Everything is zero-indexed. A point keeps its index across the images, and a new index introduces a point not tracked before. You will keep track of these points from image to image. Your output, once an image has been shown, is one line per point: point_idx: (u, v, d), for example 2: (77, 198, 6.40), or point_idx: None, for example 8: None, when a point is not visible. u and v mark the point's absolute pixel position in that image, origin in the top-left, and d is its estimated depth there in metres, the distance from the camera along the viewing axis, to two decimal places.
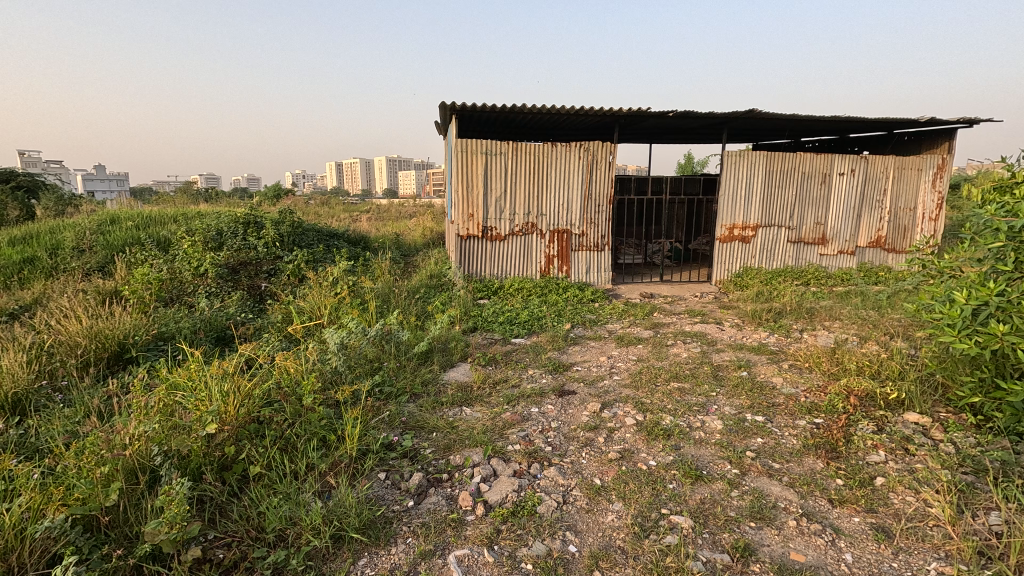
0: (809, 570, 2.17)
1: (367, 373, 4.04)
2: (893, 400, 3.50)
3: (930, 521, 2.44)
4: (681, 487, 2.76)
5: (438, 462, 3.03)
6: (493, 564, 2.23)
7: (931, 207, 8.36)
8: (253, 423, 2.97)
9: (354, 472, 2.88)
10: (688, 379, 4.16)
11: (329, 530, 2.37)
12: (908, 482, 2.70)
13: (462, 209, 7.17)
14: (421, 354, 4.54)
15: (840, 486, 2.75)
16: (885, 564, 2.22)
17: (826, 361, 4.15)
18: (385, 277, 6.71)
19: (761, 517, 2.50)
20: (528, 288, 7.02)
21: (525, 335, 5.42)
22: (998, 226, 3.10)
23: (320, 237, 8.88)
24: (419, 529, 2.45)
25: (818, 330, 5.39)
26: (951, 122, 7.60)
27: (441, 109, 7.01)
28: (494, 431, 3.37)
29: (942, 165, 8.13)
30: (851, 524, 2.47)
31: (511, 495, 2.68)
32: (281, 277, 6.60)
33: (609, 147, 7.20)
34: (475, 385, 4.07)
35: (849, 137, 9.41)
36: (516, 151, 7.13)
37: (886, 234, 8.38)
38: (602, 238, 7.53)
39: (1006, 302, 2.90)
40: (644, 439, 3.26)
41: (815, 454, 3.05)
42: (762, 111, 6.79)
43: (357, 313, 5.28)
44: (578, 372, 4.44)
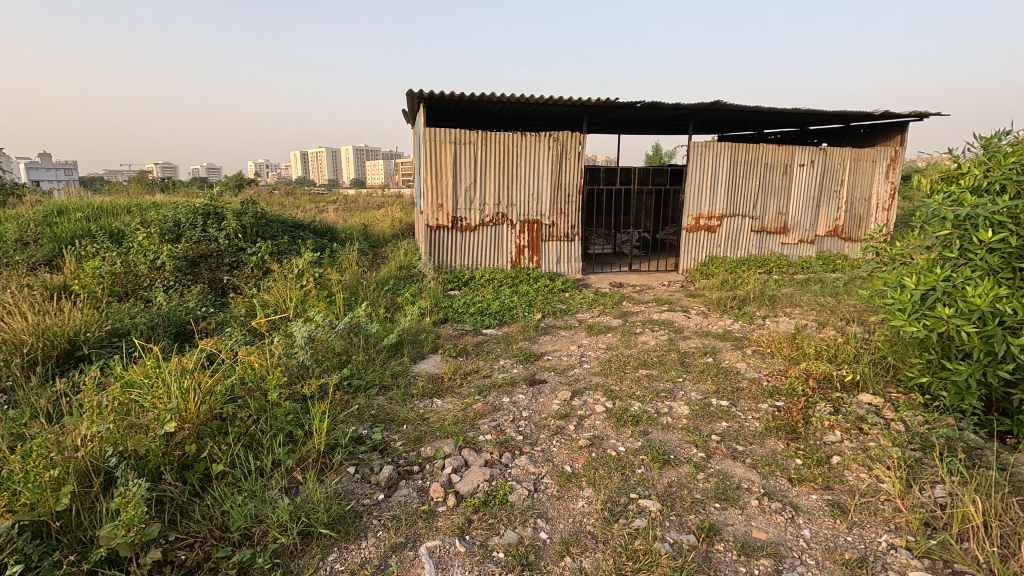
0: (770, 547, 2.25)
1: (335, 367, 3.98)
2: (848, 381, 3.67)
3: (881, 495, 2.57)
4: (649, 471, 2.82)
5: (409, 455, 3.00)
6: (465, 554, 2.23)
7: (884, 198, 8.73)
8: (216, 421, 2.89)
9: (323, 468, 2.84)
10: (655, 366, 4.25)
11: (297, 527, 2.33)
12: (862, 460, 2.84)
13: (431, 199, 7.07)
14: (390, 346, 4.50)
15: (799, 465, 2.86)
16: (840, 538, 2.32)
17: (787, 346, 4.30)
18: (353, 269, 6.58)
19: (726, 498, 2.58)
20: (500, 279, 7.01)
21: (496, 325, 5.42)
22: (944, 214, 3.26)
23: (284, 228, 8.63)
24: (390, 522, 2.43)
25: (779, 316, 5.58)
26: (904, 115, 7.91)
27: (408, 97, 6.87)
28: (465, 422, 3.36)
29: (895, 157, 8.48)
30: (809, 501, 2.58)
31: (482, 485, 2.68)
32: (244, 269, 6.39)
33: (578, 138, 7.23)
34: (446, 376, 4.05)
35: (809, 129, 9.70)
36: (485, 140, 7.08)
37: (843, 223, 8.71)
38: (573, 228, 7.58)
39: (951, 287, 3.07)
40: (613, 426, 3.32)
41: (777, 436, 3.16)
42: (727, 103, 6.92)
43: (324, 306, 5.17)
44: (549, 362, 4.47)
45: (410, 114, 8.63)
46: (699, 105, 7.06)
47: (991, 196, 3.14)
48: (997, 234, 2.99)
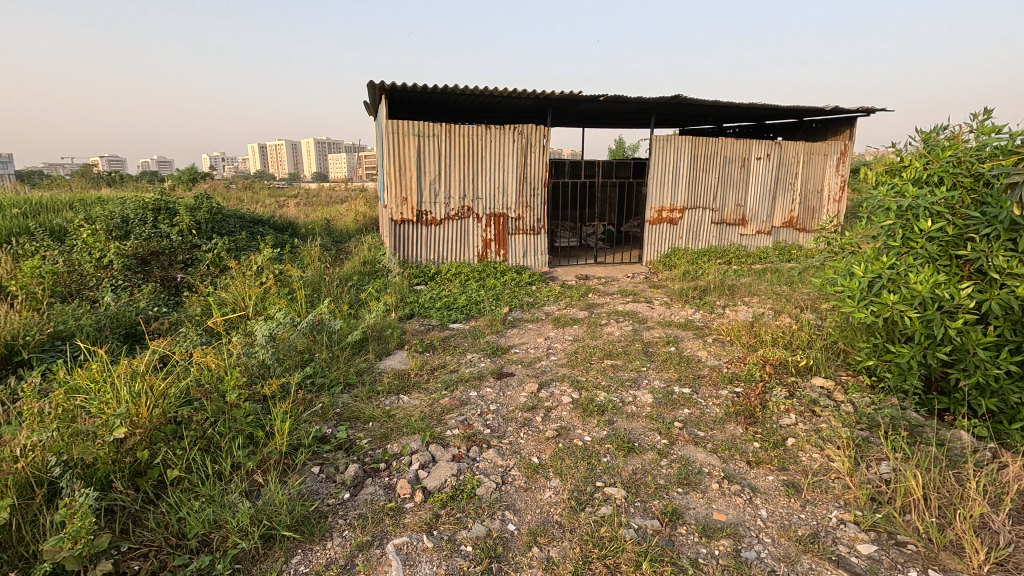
0: (729, 527, 2.34)
1: (297, 366, 3.87)
2: (803, 366, 3.82)
3: (832, 474, 2.69)
4: (614, 459, 2.87)
5: (375, 452, 2.96)
6: (433, 550, 2.22)
7: (835, 190, 9.11)
8: (170, 425, 2.77)
9: (285, 469, 2.77)
10: (620, 357, 4.32)
11: (259, 531, 2.27)
12: (815, 441, 2.97)
13: (394, 192, 6.94)
14: (355, 343, 4.41)
15: (757, 448, 2.97)
16: (794, 516, 2.42)
17: (745, 334, 4.44)
18: (315, 265, 6.42)
19: (687, 483, 2.65)
20: (466, 273, 6.98)
21: (463, 319, 5.39)
22: (888, 205, 3.43)
23: (242, 223, 8.33)
24: (355, 521, 2.39)
25: (738, 305, 5.76)
26: (852, 110, 8.25)
27: (369, 88, 6.72)
28: (432, 417, 3.34)
29: (845, 151, 8.85)
30: (766, 482, 2.68)
31: (450, 480, 2.68)
32: (199, 267, 6.13)
33: (542, 131, 7.24)
34: (413, 372, 4.01)
35: (765, 123, 10.01)
36: (450, 133, 7.01)
37: (798, 214, 9.05)
38: (538, 221, 7.61)
39: (895, 274, 3.24)
40: (579, 416, 3.36)
41: (736, 420, 3.27)
42: (687, 97, 7.06)
43: (285, 303, 5.02)
44: (516, 355, 4.48)
45: (373, 106, 8.46)
46: (661, 99, 7.18)
47: (931, 187, 3.31)
48: (936, 224, 3.17)
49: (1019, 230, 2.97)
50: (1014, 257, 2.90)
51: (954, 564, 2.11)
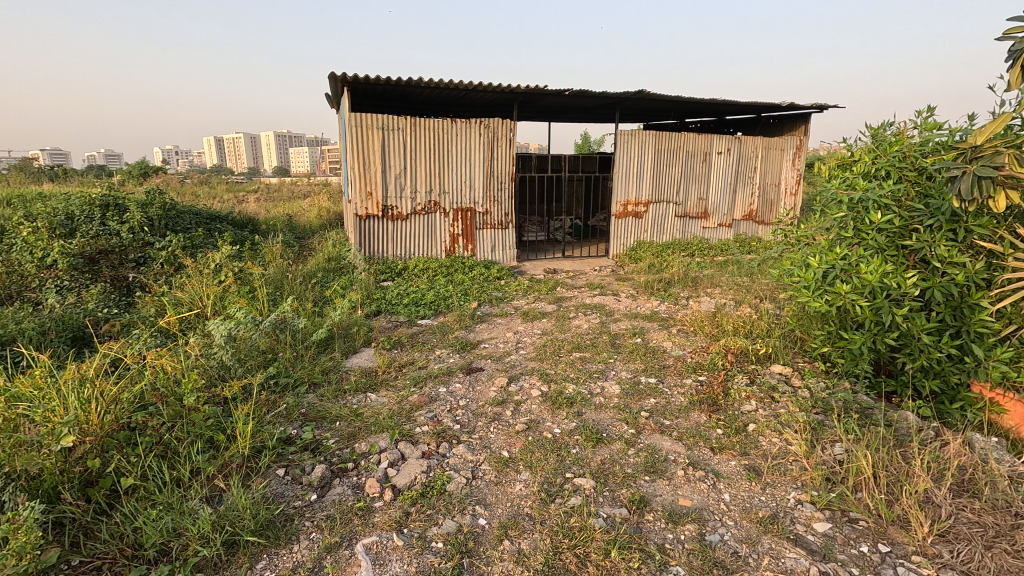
0: (694, 512, 2.41)
1: (260, 366, 3.76)
2: (763, 354, 3.94)
3: (790, 457, 2.80)
4: (583, 450, 2.91)
5: (343, 452, 2.91)
6: (403, 548, 2.20)
7: (791, 183, 9.45)
8: (123, 431, 2.65)
9: (248, 472, 2.69)
10: (588, 349, 4.38)
11: (221, 537, 2.20)
12: (774, 426, 3.08)
13: (359, 187, 6.80)
14: (320, 341, 4.32)
15: (720, 435, 3.06)
16: (755, 499, 2.52)
17: (708, 325, 4.57)
18: (277, 262, 6.23)
19: (654, 471, 2.72)
20: (434, 268, 6.91)
21: (431, 315, 5.34)
22: (840, 198, 3.57)
23: (199, 220, 8.01)
24: (323, 523, 2.34)
25: (701, 296, 5.91)
26: (807, 107, 8.55)
27: (330, 80, 6.53)
28: (401, 415, 3.31)
29: (800, 146, 9.18)
30: (729, 467, 2.77)
31: (420, 477, 2.66)
32: (152, 266, 5.86)
33: (509, 124, 7.22)
34: (380, 369, 3.96)
35: (725, 119, 10.26)
36: (415, 127, 6.91)
37: (757, 207, 9.34)
38: (506, 216, 7.60)
39: (847, 264, 3.39)
40: (549, 409, 3.39)
41: (700, 409, 3.36)
42: (651, 92, 7.18)
43: (246, 302, 4.86)
44: (485, 349, 4.47)
45: (334, 99, 8.24)
46: (625, 94, 7.26)
47: (879, 181, 3.46)
48: (885, 216, 3.32)
49: (958, 221, 3.15)
50: (954, 247, 3.10)
51: (901, 537, 2.24)
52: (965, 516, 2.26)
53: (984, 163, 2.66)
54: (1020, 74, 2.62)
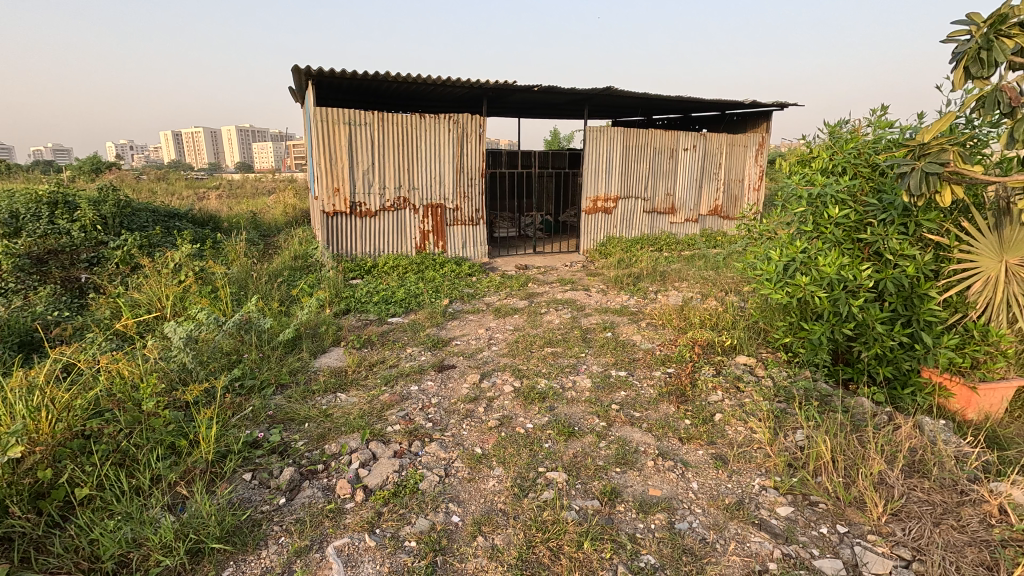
0: (663, 502, 2.46)
1: (224, 368, 3.65)
2: (728, 346, 4.05)
3: (755, 444, 2.89)
4: (556, 444, 2.94)
5: (312, 453, 2.85)
6: (375, 548, 2.18)
7: (754, 179, 9.73)
8: (77, 440, 2.52)
9: (213, 478, 2.61)
10: (560, 344, 4.41)
11: (185, 545, 2.12)
12: (739, 415, 3.17)
13: (326, 183, 6.64)
14: (287, 342, 4.22)
15: (687, 425, 3.14)
16: (722, 486, 2.59)
17: (676, 318, 4.66)
18: (240, 260, 6.04)
19: (625, 462, 2.77)
20: (404, 265, 6.83)
21: (402, 313, 5.28)
22: (800, 193, 3.69)
23: (156, 218, 7.70)
24: (292, 527, 2.29)
25: (669, 290, 6.03)
26: (768, 104, 8.81)
27: (294, 73, 6.36)
28: (372, 414, 3.26)
29: (762, 143, 9.45)
30: (696, 456, 2.84)
31: (392, 476, 2.63)
32: (107, 266, 5.60)
33: (478, 120, 7.19)
34: (350, 368, 3.89)
35: (691, 116, 10.47)
36: (382, 122, 6.80)
37: (721, 203, 9.58)
38: (476, 212, 7.58)
39: (807, 258, 3.52)
40: (521, 404, 3.40)
41: (668, 400, 3.43)
42: (619, 89, 7.27)
43: (208, 302, 4.70)
44: (457, 346, 4.45)
45: (299, 93, 8.04)
46: (593, 91, 7.32)
47: (835, 176, 3.59)
48: (841, 211, 3.45)
49: (909, 215, 3.30)
50: (904, 240, 3.25)
51: (858, 518, 2.34)
52: (916, 495, 2.38)
53: (931, 160, 2.77)
54: (963, 76, 2.73)
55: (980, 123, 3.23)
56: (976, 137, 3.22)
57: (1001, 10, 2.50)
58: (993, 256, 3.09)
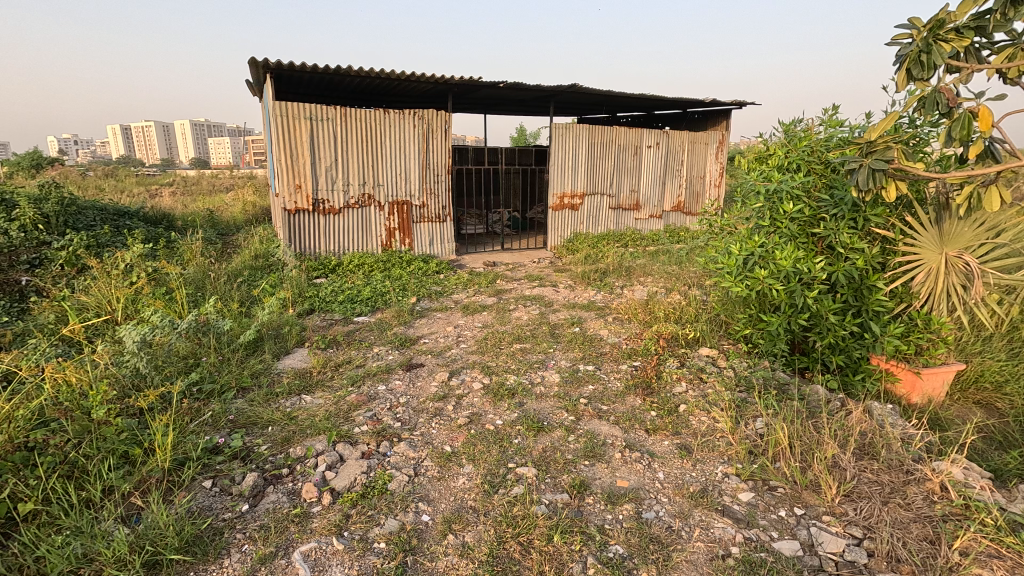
0: (631, 492, 2.51)
1: (181, 373, 3.50)
2: (691, 338, 4.16)
3: (717, 433, 2.98)
4: (525, 440, 2.96)
5: (276, 458, 2.78)
6: (343, 552, 2.14)
7: (715, 176, 10.00)
8: (19, 452, 2.38)
9: (170, 487, 2.51)
10: (529, 340, 4.43)
11: (140, 558, 2.03)
12: (703, 405, 3.27)
13: (286, 179, 6.45)
14: (248, 343, 4.09)
15: (653, 416, 3.21)
16: (687, 475, 2.66)
17: (641, 312, 4.76)
18: (196, 260, 5.80)
19: (594, 455, 2.80)
20: (370, 264, 6.72)
21: (368, 312, 5.20)
22: (759, 189, 3.82)
23: (104, 216, 7.31)
24: (256, 534, 2.23)
25: (635, 285, 6.14)
26: (728, 103, 9.07)
27: (251, 65, 6.14)
28: (338, 416, 3.20)
29: (722, 140, 9.71)
30: (662, 447, 2.91)
31: (359, 478, 2.59)
32: (50, 267, 5.29)
33: (443, 116, 7.13)
34: (315, 369, 3.81)
35: (654, 113, 10.66)
36: (345, 117, 6.66)
37: (684, 199, 9.81)
38: (443, 209, 7.52)
39: (765, 251, 3.65)
40: (490, 401, 3.40)
41: (635, 393, 3.50)
42: (584, 87, 7.34)
43: (162, 305, 4.51)
44: (425, 345, 4.41)
45: (257, 86, 7.77)
46: (559, 88, 7.36)
47: (790, 173, 3.73)
48: (796, 206, 3.59)
49: (858, 210, 3.47)
50: (854, 234, 3.41)
51: (813, 500, 2.45)
52: (866, 477, 2.50)
53: (877, 157, 2.90)
54: (906, 77, 2.83)
55: (922, 122, 3.40)
56: (919, 136, 3.41)
57: (939, 15, 2.64)
58: (934, 249, 3.26)
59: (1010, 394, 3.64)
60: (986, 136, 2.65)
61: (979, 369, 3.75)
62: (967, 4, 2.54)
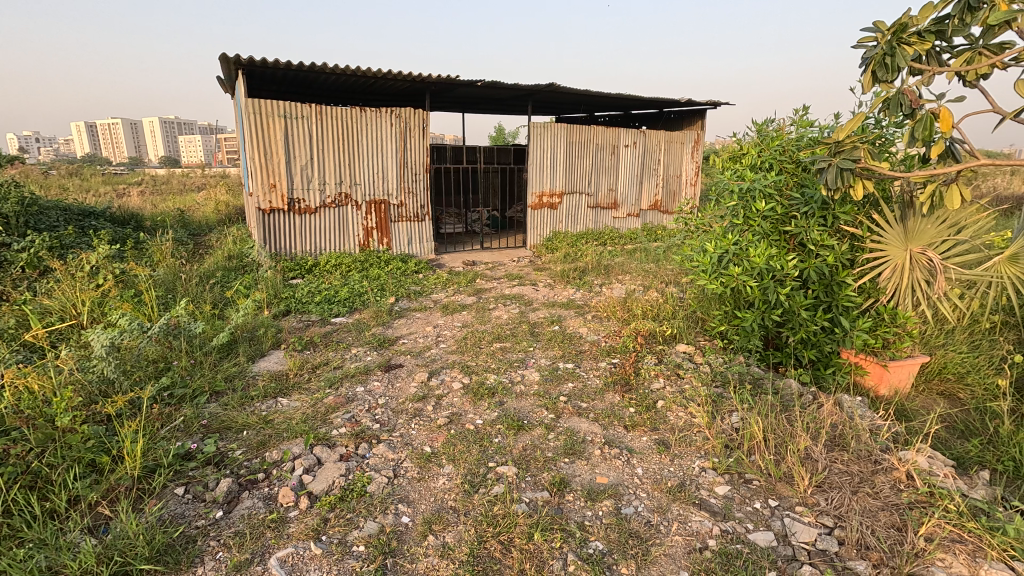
0: (610, 488, 2.53)
1: (151, 377, 3.40)
2: (668, 335, 4.22)
3: (694, 428, 3.03)
4: (505, 439, 2.96)
5: (251, 463, 2.72)
6: (322, 556, 2.11)
7: (691, 175, 10.16)
8: None
9: (140, 495, 2.43)
10: (509, 339, 4.43)
11: (108, 569, 1.97)
12: (680, 400, 3.32)
13: (260, 178, 6.31)
14: (222, 346, 3.99)
15: (632, 413, 3.25)
16: (665, 470, 2.70)
17: (619, 310, 4.80)
18: (166, 261, 5.64)
19: (573, 452, 2.82)
20: (348, 264, 6.64)
21: (346, 313, 5.14)
22: (732, 188, 3.89)
23: (68, 217, 7.05)
24: (231, 541, 2.18)
25: (613, 283, 6.19)
26: (703, 104, 9.22)
27: (223, 61, 5.99)
28: (316, 418, 3.15)
29: (697, 140, 9.87)
30: (641, 442, 2.94)
31: (338, 481, 2.56)
32: (9, 270, 5.07)
33: (421, 115, 7.07)
34: (291, 372, 3.74)
35: (631, 112, 10.77)
36: (320, 115, 6.55)
37: (661, 198, 9.94)
38: (422, 208, 7.46)
39: (738, 249, 3.72)
40: (470, 401, 3.39)
41: (614, 390, 3.53)
42: (562, 86, 7.37)
43: (131, 308, 4.37)
44: (404, 345, 4.38)
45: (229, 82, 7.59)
46: (537, 87, 7.38)
47: (763, 172, 3.81)
48: (768, 205, 3.67)
49: (828, 209, 3.56)
50: (824, 232, 3.50)
51: (787, 491, 2.51)
52: (836, 467, 2.57)
53: (845, 157, 2.98)
54: (871, 79, 2.92)
55: (888, 123, 3.50)
56: (884, 136, 3.51)
57: (902, 19, 2.72)
58: (899, 246, 3.37)
59: (971, 384, 3.79)
60: (947, 136, 2.73)
61: (942, 361, 3.89)
62: (927, 9, 2.63)
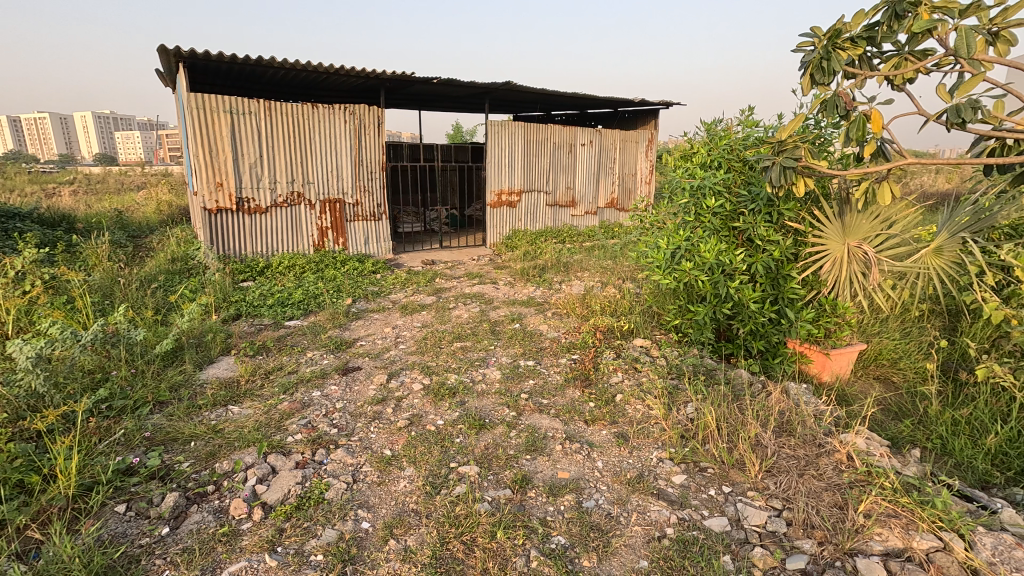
0: (572, 483, 2.56)
1: (86, 389, 3.19)
2: (626, 330, 4.32)
3: (652, 420, 3.12)
4: (467, 438, 2.94)
5: (200, 475, 2.60)
6: (277, 568, 2.03)
7: (645, 173, 10.41)
8: None
9: (76, 515, 2.28)
10: (469, 338, 4.42)
11: None
12: (638, 393, 3.40)
13: (206, 177, 6.02)
14: (166, 354, 3.79)
15: (592, 407, 3.30)
16: (624, 462, 2.76)
17: (579, 307, 4.86)
18: (102, 265, 5.30)
19: (535, 449, 2.84)
20: (301, 265, 6.43)
21: (301, 316, 4.98)
22: (684, 186, 4.00)
23: None
24: (179, 558, 2.07)
25: (573, 280, 6.26)
26: (655, 103, 9.45)
27: (161, 53, 5.66)
28: (270, 425, 3.04)
29: (651, 139, 10.12)
30: (601, 436, 3.00)
31: (293, 489, 2.47)
32: None
33: (375, 112, 6.92)
34: (243, 378, 3.59)
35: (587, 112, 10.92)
36: (269, 111, 6.30)
37: (617, 196, 10.14)
38: (378, 207, 7.32)
39: (690, 245, 3.83)
40: (431, 402, 3.35)
41: (574, 385, 3.58)
42: (518, 83, 7.38)
43: (63, 315, 4.09)
44: (362, 347, 4.29)
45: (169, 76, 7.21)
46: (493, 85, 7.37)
47: (713, 170, 3.93)
48: (718, 202, 3.81)
49: (772, 205, 3.72)
50: (770, 227, 3.66)
51: (739, 477, 2.62)
52: (784, 452, 2.70)
53: (787, 156, 3.11)
54: (809, 82, 3.05)
55: (826, 123, 3.68)
56: (823, 136, 3.69)
57: (837, 26, 2.87)
58: (838, 240, 3.57)
59: (903, 368, 4.05)
60: (878, 136, 2.89)
61: (877, 348, 4.16)
62: (859, 16, 2.78)
